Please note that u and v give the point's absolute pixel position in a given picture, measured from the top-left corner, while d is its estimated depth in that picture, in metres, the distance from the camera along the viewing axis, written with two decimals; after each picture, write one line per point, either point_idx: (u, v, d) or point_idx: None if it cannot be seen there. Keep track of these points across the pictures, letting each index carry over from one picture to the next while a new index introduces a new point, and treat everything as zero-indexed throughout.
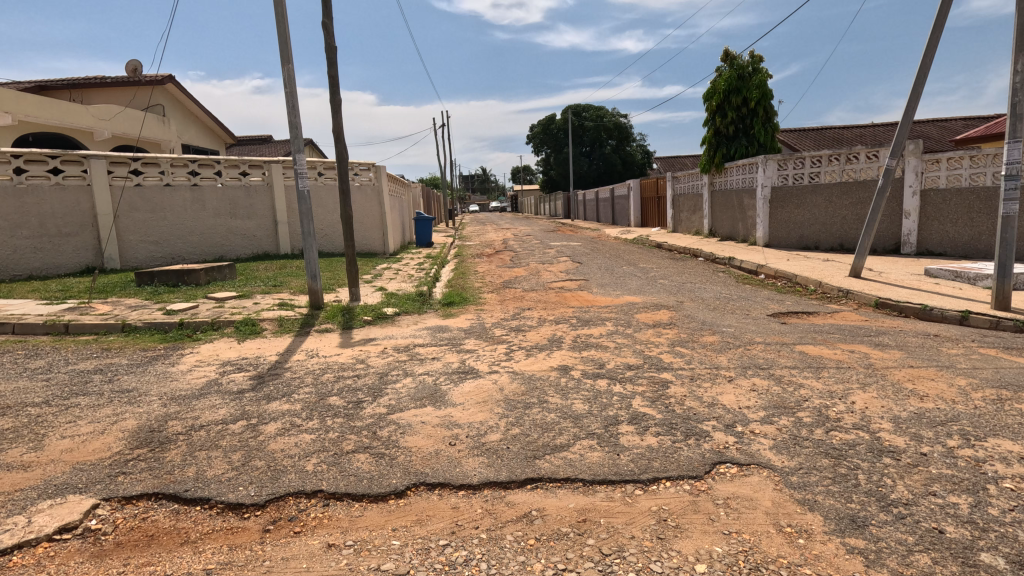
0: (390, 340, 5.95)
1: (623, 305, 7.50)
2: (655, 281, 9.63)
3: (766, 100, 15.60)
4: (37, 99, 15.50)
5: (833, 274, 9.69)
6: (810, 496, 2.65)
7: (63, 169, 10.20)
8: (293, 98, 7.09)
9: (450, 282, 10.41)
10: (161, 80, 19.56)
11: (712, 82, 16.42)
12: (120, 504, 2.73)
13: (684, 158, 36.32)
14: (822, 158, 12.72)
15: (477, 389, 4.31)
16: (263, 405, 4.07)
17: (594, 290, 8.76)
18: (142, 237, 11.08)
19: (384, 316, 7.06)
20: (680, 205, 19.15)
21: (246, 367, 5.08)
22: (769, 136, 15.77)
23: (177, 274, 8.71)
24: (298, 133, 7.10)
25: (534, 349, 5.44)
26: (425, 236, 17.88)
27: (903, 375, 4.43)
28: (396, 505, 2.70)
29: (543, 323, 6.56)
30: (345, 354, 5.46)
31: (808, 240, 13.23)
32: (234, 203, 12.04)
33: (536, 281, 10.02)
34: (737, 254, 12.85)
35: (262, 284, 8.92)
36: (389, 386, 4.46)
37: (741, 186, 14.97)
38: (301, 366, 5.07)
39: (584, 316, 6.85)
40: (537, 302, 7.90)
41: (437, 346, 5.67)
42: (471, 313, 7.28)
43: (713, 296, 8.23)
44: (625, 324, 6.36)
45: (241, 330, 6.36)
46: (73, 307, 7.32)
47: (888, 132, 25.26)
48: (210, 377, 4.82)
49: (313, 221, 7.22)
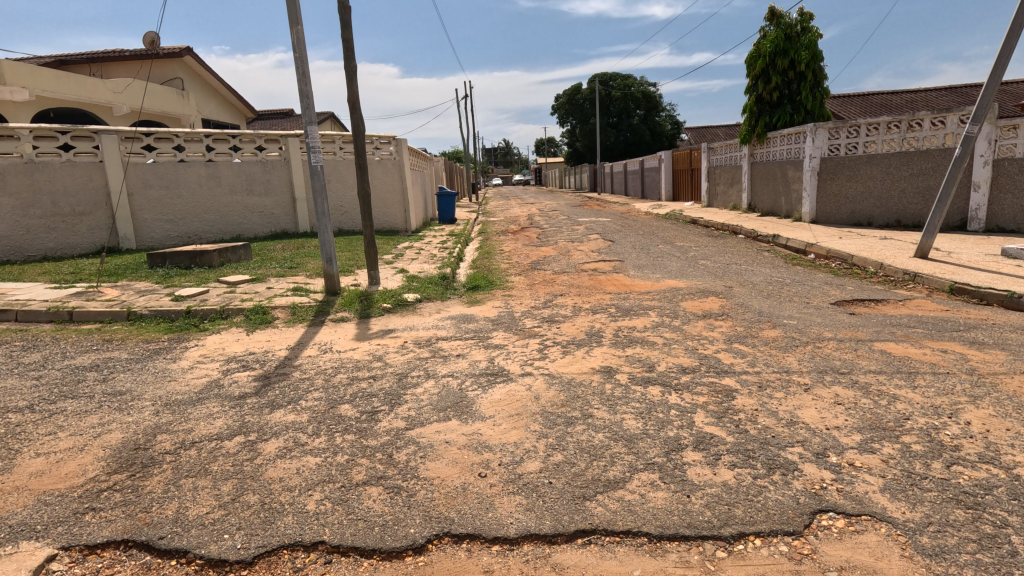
0: (411, 333, 5.39)
1: (666, 291, 6.81)
2: (697, 262, 8.86)
3: (814, 63, 14.35)
4: (54, 73, 15.21)
5: (896, 254, 8.80)
6: (954, 570, 2.02)
7: (74, 145, 9.80)
8: (303, 64, 6.47)
9: (475, 262, 9.81)
10: (179, 53, 19.19)
11: (756, 45, 15.11)
12: (81, 555, 2.25)
13: (716, 127, 34.67)
14: (878, 126, 11.61)
15: (509, 397, 3.72)
16: (265, 415, 3.58)
17: (632, 272, 8.05)
18: (158, 215, 10.72)
19: (405, 303, 6.51)
20: (716, 178, 18.10)
21: (252, 365, 4.58)
22: (818, 102, 14.53)
23: (189, 256, 8.29)
24: (308, 103, 6.48)
25: (571, 346, 4.82)
26: (448, 212, 17.25)
27: (1019, 386, 3.68)
28: (415, 566, 2.15)
29: (578, 312, 5.92)
30: (361, 349, 4.92)
31: (860, 215, 12.21)
32: (250, 178, 11.59)
33: (567, 262, 9.32)
34: (782, 231, 11.93)
35: (278, 266, 8.46)
36: (408, 391, 3.91)
37: (786, 156, 13.92)
38: (311, 364, 4.56)
39: (624, 305, 6.18)
40: (571, 287, 7.25)
41: (462, 341, 5.09)
42: (499, 299, 6.67)
43: (764, 280, 7.47)
44: (671, 315, 5.68)
45: (251, 319, 5.89)
46: (80, 292, 6.94)
47: (941, 96, 23.51)
48: (211, 377, 4.34)
49: (327, 199, 6.64)
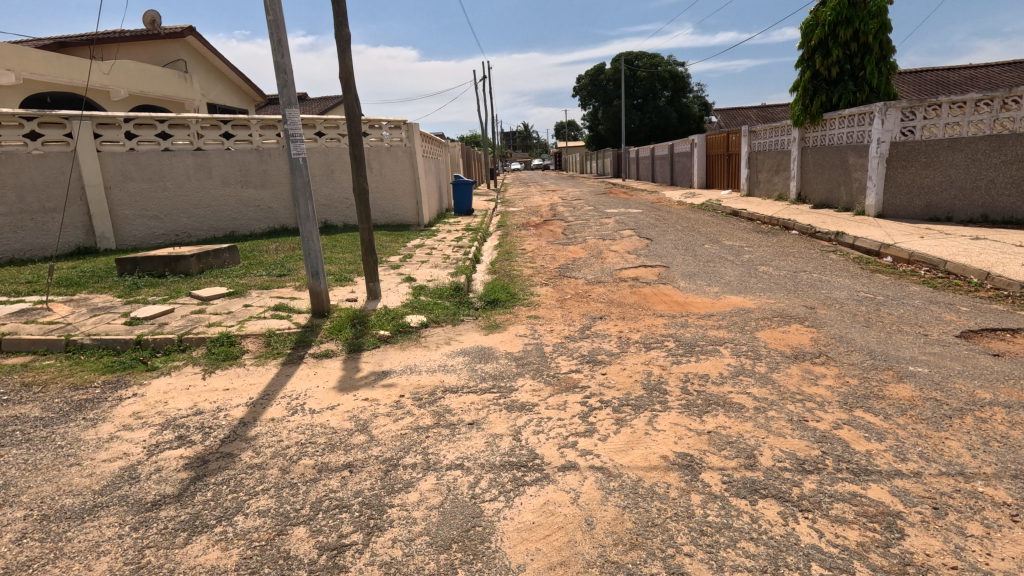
0: (411, 381, 4.12)
1: (733, 313, 5.43)
2: (756, 270, 7.47)
3: (880, 34, 12.67)
4: (46, 55, 14.22)
5: (1003, 260, 7.26)
6: None
7: (42, 133, 8.67)
8: (278, 30, 5.18)
9: (493, 267, 8.51)
10: (181, 33, 18.09)
11: (812, 14, 13.34)
12: None
13: (748, 109, 32.63)
14: (964, 105, 9.92)
15: (547, 523, 2.44)
16: (176, 551, 2.34)
17: (682, 284, 6.70)
18: (140, 211, 9.62)
19: (407, 329, 5.26)
20: (758, 164, 16.44)
21: (194, 436, 3.37)
22: (884, 79, 12.84)
23: (163, 262, 7.14)
24: (287, 79, 5.19)
25: (625, 409, 3.51)
26: (464, 202, 15.95)
27: None
28: None
29: (625, 348, 4.61)
30: (341, 410, 3.67)
31: (937, 209, 10.59)
32: (244, 168, 10.42)
33: (601, 268, 7.97)
34: (846, 227, 10.41)
35: (265, 274, 7.27)
36: (395, 500, 2.66)
37: (847, 141, 12.28)
38: (271, 436, 3.34)
39: (682, 335, 4.84)
40: (612, 305, 5.92)
41: (477, 395, 3.82)
42: (523, 324, 5.37)
43: (850, 297, 6.05)
44: (751, 356, 4.33)
45: (214, 353, 4.70)
46: (23, 311, 5.80)
47: (1003, 71, 21.49)
48: (132, 457, 3.14)
49: (311, 200, 5.39)
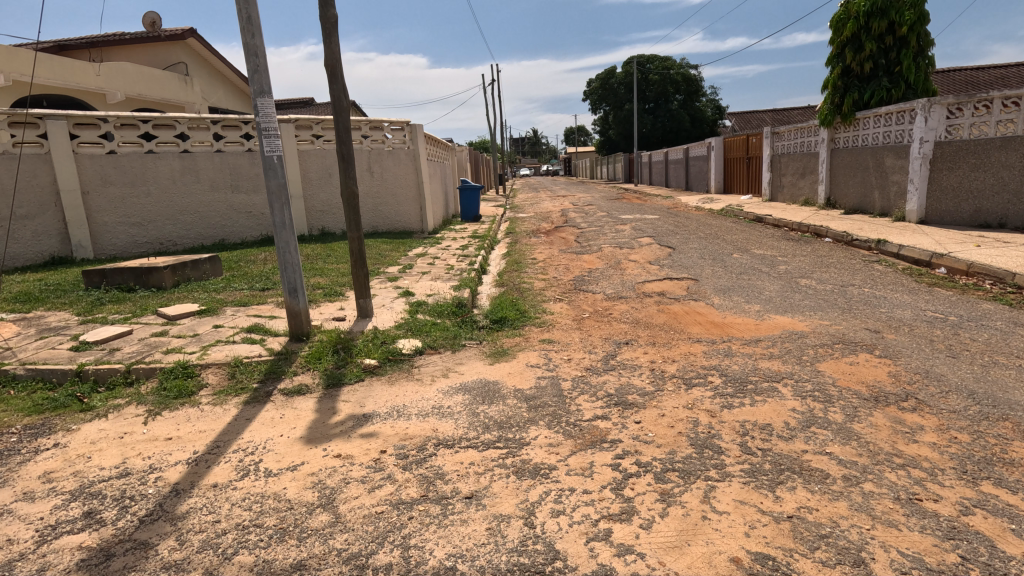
0: (396, 430, 3.30)
1: (783, 338, 4.59)
2: (797, 283, 6.62)
3: (919, 25, 11.73)
4: (38, 56, 13.68)
5: None
6: None
7: (13, 134, 8.01)
8: (248, 5, 4.42)
9: (501, 279, 7.72)
10: (182, 35, 17.60)
11: (843, 6, 12.48)
12: None
13: (764, 112, 31.69)
14: (1020, 100, 8.98)
15: None
16: None
17: (716, 300, 5.87)
18: (121, 217, 8.94)
19: (398, 357, 4.46)
20: (781, 167, 15.56)
21: (107, 512, 2.57)
22: (921, 74, 11.94)
23: (134, 274, 6.41)
24: (259, 64, 4.43)
25: (672, 478, 2.67)
26: (472, 208, 15.19)
27: None
28: None
29: (659, 384, 3.78)
30: (303, 473, 2.87)
31: (988, 214, 9.61)
32: (235, 172, 9.72)
33: (621, 280, 7.13)
34: (888, 234, 9.48)
35: (246, 288, 6.51)
36: None
37: (883, 141, 11.38)
38: (207, 514, 2.54)
39: (728, 367, 4.01)
40: (638, 326, 5.11)
41: (478, 452, 3.00)
42: (535, 351, 4.56)
43: (915, 317, 5.19)
44: (819, 397, 3.48)
45: (167, 387, 3.92)
46: None
47: None
48: (14, 546, 2.35)
49: (288, 205, 4.62)
